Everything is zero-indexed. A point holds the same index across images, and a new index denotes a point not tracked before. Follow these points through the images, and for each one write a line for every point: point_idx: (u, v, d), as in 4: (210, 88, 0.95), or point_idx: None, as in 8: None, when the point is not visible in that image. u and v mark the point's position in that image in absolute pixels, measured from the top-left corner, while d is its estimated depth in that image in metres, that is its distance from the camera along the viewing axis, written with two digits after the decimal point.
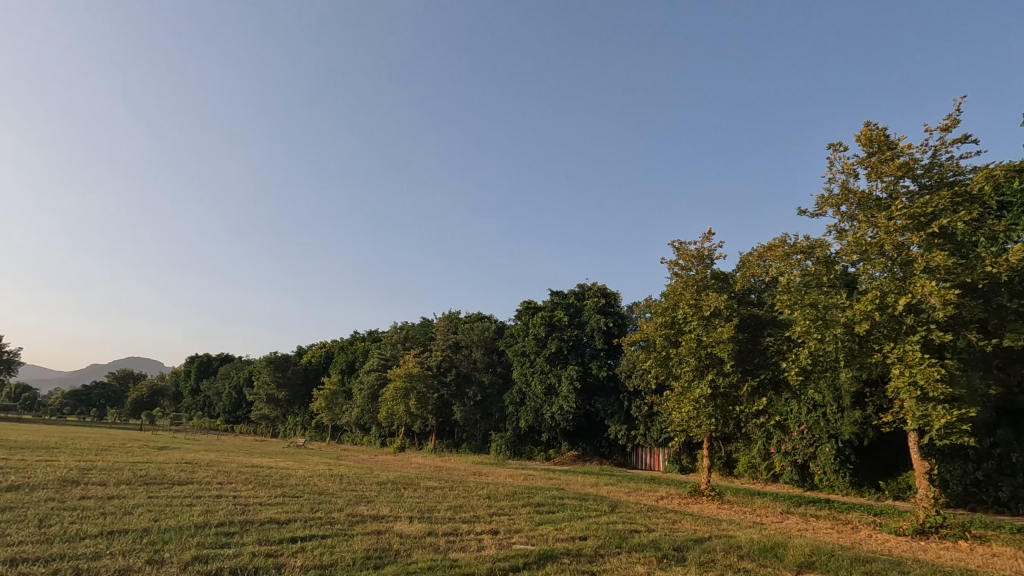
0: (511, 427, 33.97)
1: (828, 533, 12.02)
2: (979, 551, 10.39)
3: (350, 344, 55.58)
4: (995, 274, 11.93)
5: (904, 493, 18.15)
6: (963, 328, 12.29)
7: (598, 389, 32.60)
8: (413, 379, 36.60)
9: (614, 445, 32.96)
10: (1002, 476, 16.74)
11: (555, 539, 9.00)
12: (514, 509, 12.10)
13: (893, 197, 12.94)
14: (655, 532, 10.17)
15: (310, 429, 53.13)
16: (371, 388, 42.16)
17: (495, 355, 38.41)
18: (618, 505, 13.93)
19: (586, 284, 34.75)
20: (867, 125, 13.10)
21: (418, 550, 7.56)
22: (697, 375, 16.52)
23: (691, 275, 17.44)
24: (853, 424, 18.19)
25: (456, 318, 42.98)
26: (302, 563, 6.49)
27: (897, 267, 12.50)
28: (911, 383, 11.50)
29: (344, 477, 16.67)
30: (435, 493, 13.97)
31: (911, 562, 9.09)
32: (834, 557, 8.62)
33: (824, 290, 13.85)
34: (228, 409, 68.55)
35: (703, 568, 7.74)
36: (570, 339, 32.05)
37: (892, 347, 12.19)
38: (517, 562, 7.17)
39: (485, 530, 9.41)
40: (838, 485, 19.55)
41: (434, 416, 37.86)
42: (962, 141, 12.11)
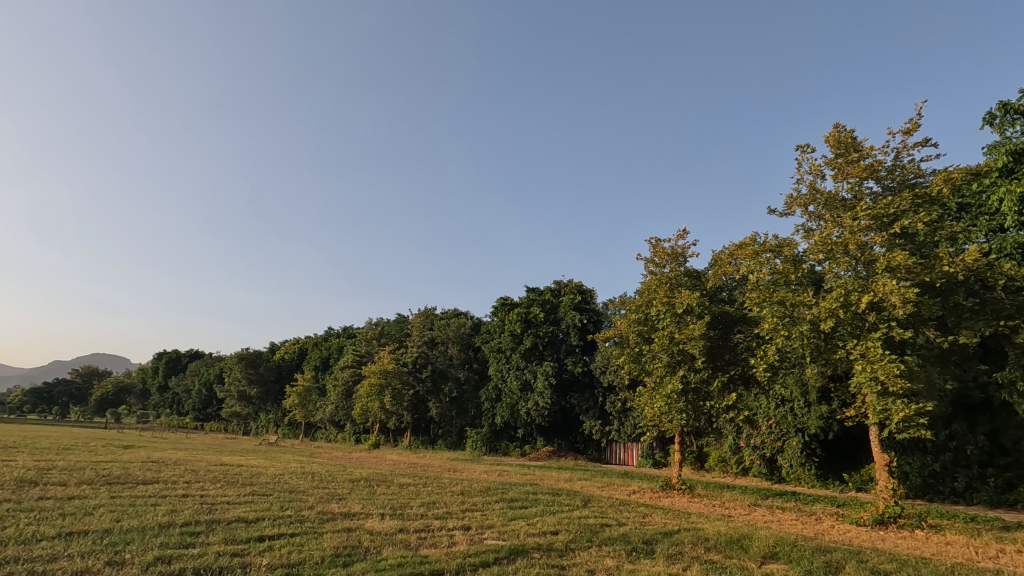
0: (487, 423, 34.02)
1: (793, 524, 12.36)
2: (934, 540, 10.83)
3: (324, 340, 54.97)
4: (952, 274, 12.39)
5: (866, 484, 18.77)
6: (922, 326, 12.69)
7: (573, 385, 32.55)
8: (388, 375, 36.25)
9: (589, 440, 33.32)
10: (957, 467, 17.45)
11: (527, 534, 9.06)
12: (487, 504, 12.15)
13: (858, 198, 13.32)
14: (625, 526, 10.32)
15: (283, 426, 52.37)
16: (346, 384, 41.78)
17: (471, 351, 38.42)
18: (590, 500, 14.11)
19: (562, 280, 34.84)
20: (835, 127, 13.46)
21: (388, 547, 7.53)
22: (669, 371, 16.80)
23: (665, 272, 17.67)
24: (819, 419, 18.72)
25: (432, 314, 42.77)
26: (269, 563, 6.41)
27: (861, 266, 12.82)
28: (873, 378, 11.86)
29: (316, 474, 16.51)
30: (408, 490, 13.92)
31: (868, 550, 9.41)
32: (796, 548, 8.86)
33: (791, 288, 14.17)
34: (199, 407, 67.10)
35: (671, 560, 7.89)
36: (545, 335, 32.19)
37: (856, 343, 12.54)
38: (487, 558, 7.20)
39: (457, 526, 9.42)
40: (804, 478, 20.09)
41: (409, 413, 37.68)
42: (923, 144, 12.52)
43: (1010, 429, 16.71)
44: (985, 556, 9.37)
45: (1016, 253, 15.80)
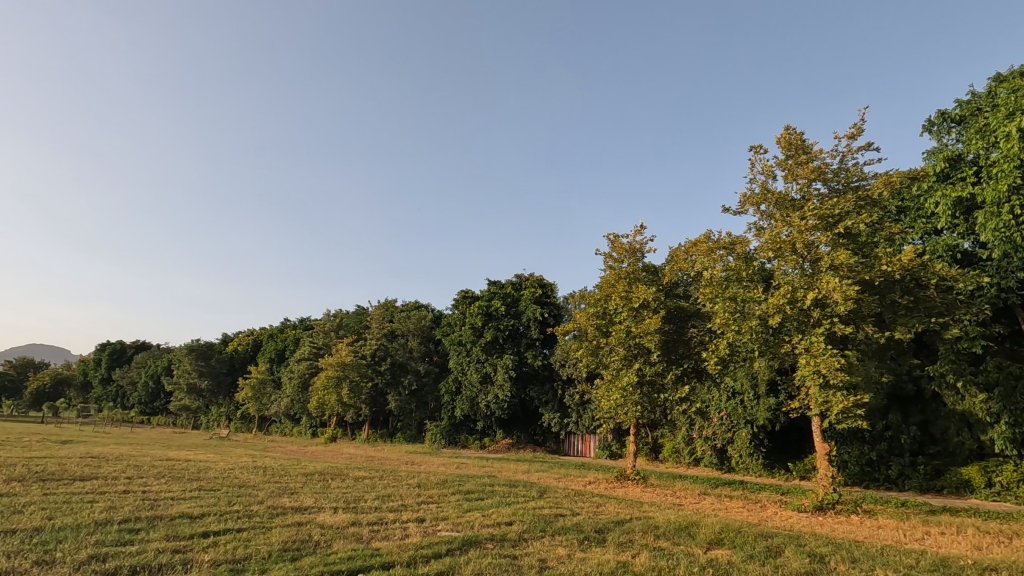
0: (446, 416, 33.99)
1: (740, 511, 12.87)
2: (867, 524, 11.47)
3: (280, 332, 53.56)
4: (890, 273, 13.07)
5: (808, 473, 19.71)
6: (862, 322, 13.32)
7: (532, 377, 32.94)
8: (345, 368, 35.47)
9: (547, 433, 33.65)
10: (891, 456, 18.45)
11: (481, 525, 9.12)
12: (443, 497, 12.16)
13: (806, 199, 13.86)
14: (579, 516, 10.50)
15: (236, 420, 50.91)
16: (302, 377, 40.85)
17: (431, 344, 38.29)
18: (546, 491, 14.30)
19: (524, 274, 34.92)
20: (787, 129, 13.94)
21: (339, 541, 7.44)
22: (625, 365, 17.16)
23: (623, 267, 17.95)
24: (767, 411, 19.49)
25: (392, 306, 42.23)
26: (213, 559, 6.24)
27: (807, 264, 13.33)
28: (815, 371, 12.39)
29: (268, 469, 16.08)
30: (364, 483, 13.77)
31: (807, 535, 9.87)
32: (740, 534, 9.22)
33: (742, 284, 14.63)
34: (145, 401, 64.40)
35: (622, 548, 8.08)
36: (506, 329, 32.28)
37: (801, 338, 13.09)
38: (439, 549, 7.21)
39: (411, 518, 9.40)
40: (752, 467, 20.90)
41: (367, 406, 37.23)
42: (866, 148, 13.11)
43: (940, 419, 18.05)
44: (911, 538, 10.01)
45: (947, 254, 16.82)
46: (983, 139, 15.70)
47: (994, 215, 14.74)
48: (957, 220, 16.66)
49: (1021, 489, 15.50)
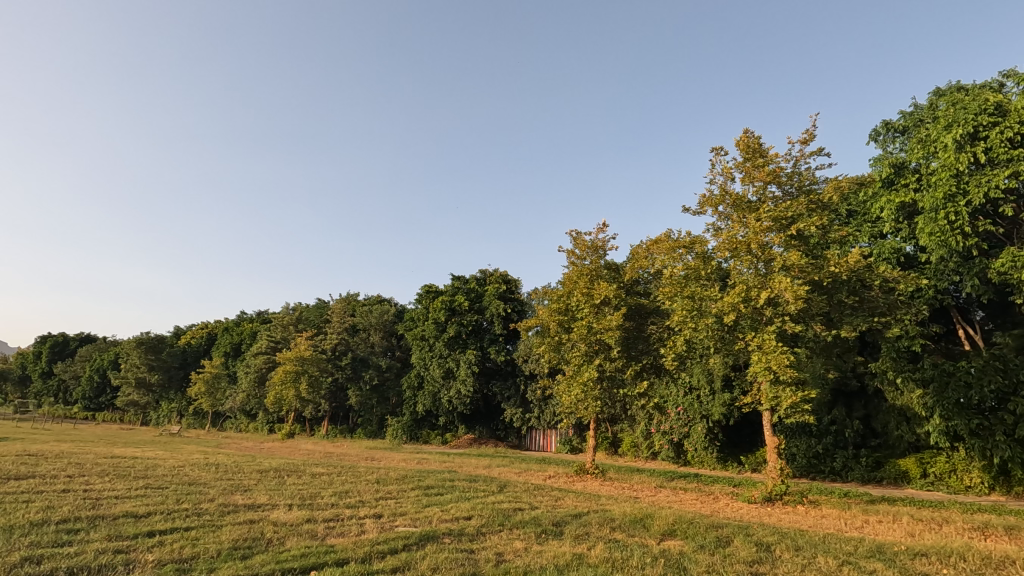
0: (408, 412, 33.70)
1: (693, 503, 13.25)
2: (811, 514, 12.02)
3: (236, 325, 52.03)
4: (837, 274, 13.65)
5: (759, 466, 20.45)
6: (811, 320, 13.89)
7: (495, 373, 33.09)
8: (305, 362, 34.33)
9: (509, 428, 33.87)
10: (836, 449, 19.33)
11: (439, 520, 9.09)
12: (402, 492, 12.07)
13: (761, 201, 14.29)
14: (538, 510, 10.61)
15: (188, 416, 49.19)
16: (259, 371, 39.78)
17: (394, 339, 38.04)
18: (506, 485, 14.39)
19: (488, 270, 34.91)
20: (745, 133, 14.35)
21: (293, 538, 7.30)
22: (586, 361, 17.39)
23: (586, 264, 18.17)
24: (722, 405, 20.12)
25: (354, 300, 41.58)
26: (158, 558, 6.03)
27: (761, 264, 13.78)
28: (767, 367, 12.83)
29: (220, 465, 15.63)
30: (321, 479, 13.54)
31: (756, 525, 10.24)
32: (692, 525, 9.50)
33: (700, 283, 15.01)
34: (90, 395, 61.41)
35: (578, 541, 8.20)
36: (469, 324, 32.24)
37: (754, 335, 13.55)
38: (396, 545, 7.15)
39: (368, 514, 9.30)
40: (707, 461, 21.53)
41: (327, 401, 36.55)
42: (818, 154, 13.61)
43: (881, 414, 19.05)
44: (852, 527, 10.51)
45: (890, 257, 17.68)
46: (923, 149, 16.53)
47: (931, 220, 15.59)
48: (900, 225, 17.49)
49: (952, 479, 16.51)
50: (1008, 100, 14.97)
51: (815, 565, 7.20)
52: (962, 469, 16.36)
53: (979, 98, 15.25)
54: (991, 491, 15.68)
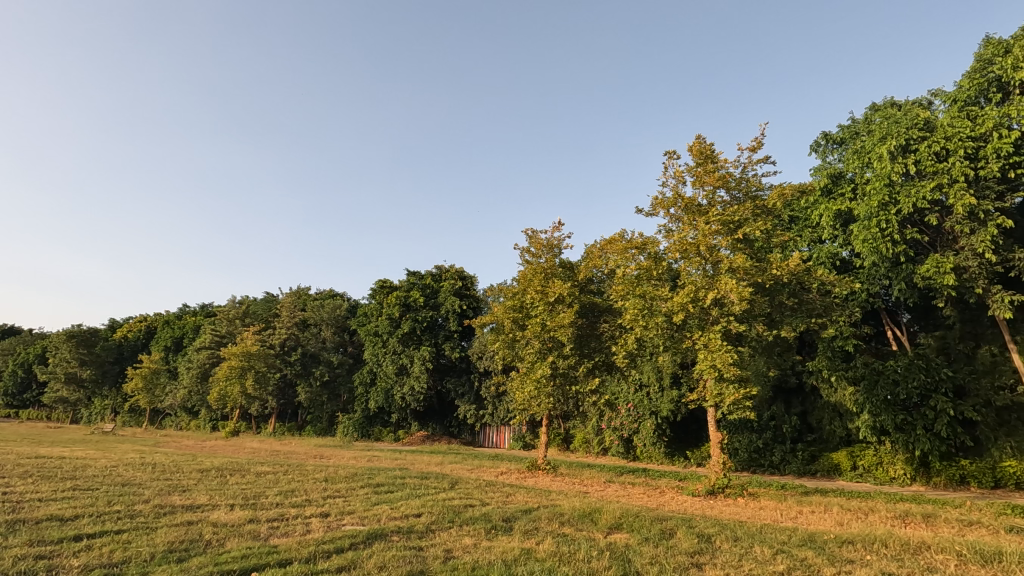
0: (359, 408, 33.13)
1: (640, 497, 13.62)
2: (750, 505, 12.56)
3: (178, 319, 49.72)
4: (779, 276, 14.27)
5: (704, 460, 21.17)
6: (754, 320, 14.50)
7: (450, 369, 33.06)
8: (251, 358, 33.02)
9: (463, 424, 33.78)
10: (775, 443, 20.22)
11: (388, 518, 8.98)
12: (351, 490, 11.86)
13: (711, 205, 14.76)
14: (488, 506, 10.64)
15: (123, 413, 46.73)
16: (202, 366, 38.13)
17: (346, 334, 37.31)
18: (458, 482, 14.37)
19: (444, 266, 34.67)
20: (698, 138, 14.79)
21: (234, 539, 7.07)
22: (540, 358, 17.54)
23: (541, 262, 18.31)
24: (670, 402, 20.77)
25: (305, 295, 40.50)
26: (84, 563, 5.73)
27: (709, 266, 14.25)
28: (712, 365, 13.30)
29: (157, 465, 14.88)
30: (265, 479, 13.09)
31: (699, 518, 10.60)
32: (638, 519, 9.75)
33: (651, 282, 15.35)
34: (13, 392, 57.38)
35: (527, 536, 8.31)
36: (424, 320, 31.90)
37: (701, 334, 14.01)
38: (341, 544, 7.02)
39: (315, 513, 9.11)
40: (655, 456, 22.13)
41: (275, 398, 35.47)
42: (764, 161, 14.16)
43: (816, 410, 20.13)
44: (788, 517, 11.04)
45: (828, 261, 18.64)
46: (859, 160, 17.51)
47: (865, 227, 16.51)
48: (837, 231, 18.47)
49: (878, 471, 17.59)
50: (935, 118, 16.04)
51: (751, 554, 7.54)
52: (887, 462, 17.45)
53: (909, 114, 16.30)
54: (912, 481, 16.80)
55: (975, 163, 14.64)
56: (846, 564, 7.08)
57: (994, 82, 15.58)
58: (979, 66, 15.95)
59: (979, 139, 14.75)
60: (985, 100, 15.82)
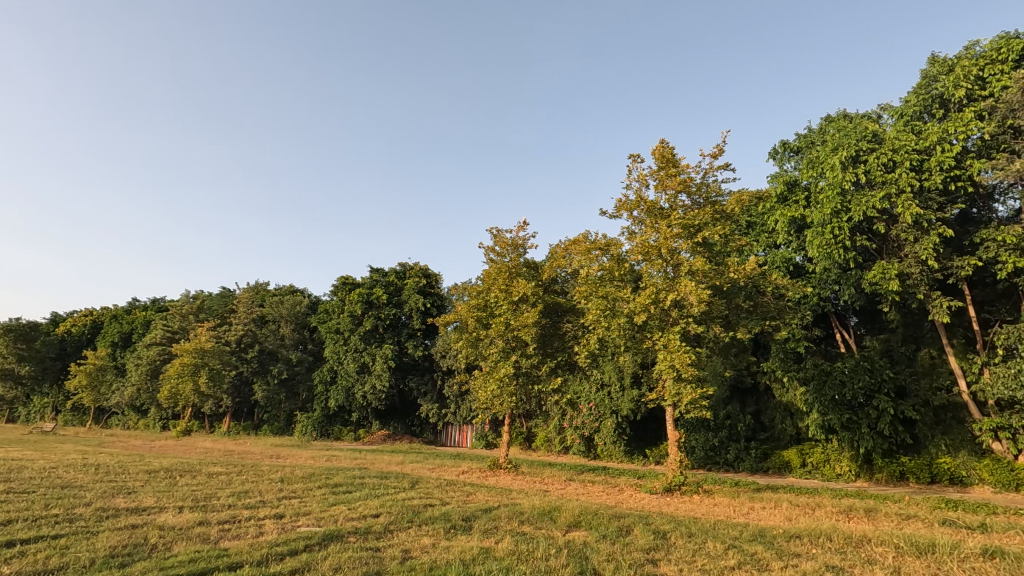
0: (318, 407, 32.48)
1: (599, 495, 13.80)
2: (705, 502, 12.90)
3: (127, 313, 47.62)
4: (737, 280, 14.68)
5: (662, 458, 21.64)
6: (712, 322, 14.89)
7: (412, 368, 32.78)
8: (205, 355, 31.85)
9: (425, 423, 33.55)
10: (730, 442, 20.82)
11: (345, 519, 8.82)
12: (308, 491, 11.59)
13: (673, 209, 15.06)
14: (448, 506, 10.59)
15: (65, 412, 44.47)
16: (152, 363, 36.59)
17: (306, 332, 36.56)
18: (418, 481, 14.25)
19: (408, 263, 34.27)
20: (661, 143, 15.08)
21: (181, 543, 6.81)
22: (503, 357, 17.58)
23: (505, 261, 18.32)
24: (630, 401, 21.16)
25: (263, 290, 39.44)
26: (14, 571, 5.40)
27: (670, 268, 14.56)
28: (671, 365, 13.59)
29: (100, 467, 14.18)
30: (217, 480, 12.65)
31: (656, 515, 10.80)
32: (597, 516, 9.88)
33: (614, 283, 15.56)
34: None
35: (486, 535, 8.31)
36: (387, 318, 31.48)
37: (661, 335, 14.31)
38: (296, 546, 6.87)
39: (269, 515, 8.86)
40: (615, 454, 22.47)
41: (230, 396, 34.43)
42: (724, 168, 14.54)
43: (769, 409, 20.83)
44: (741, 513, 11.38)
45: (783, 265, 19.29)
46: (813, 169, 18.17)
47: (819, 234, 17.14)
48: (792, 237, 19.12)
49: (826, 467, 18.33)
50: (883, 131, 16.80)
51: (704, 550, 7.73)
52: (834, 459, 18.20)
53: (860, 126, 17.03)
54: (857, 477, 17.58)
55: (920, 175, 15.40)
56: (792, 558, 7.34)
57: (937, 98, 16.45)
58: (924, 83, 16.80)
59: (923, 153, 15.53)
60: (929, 115, 16.67)
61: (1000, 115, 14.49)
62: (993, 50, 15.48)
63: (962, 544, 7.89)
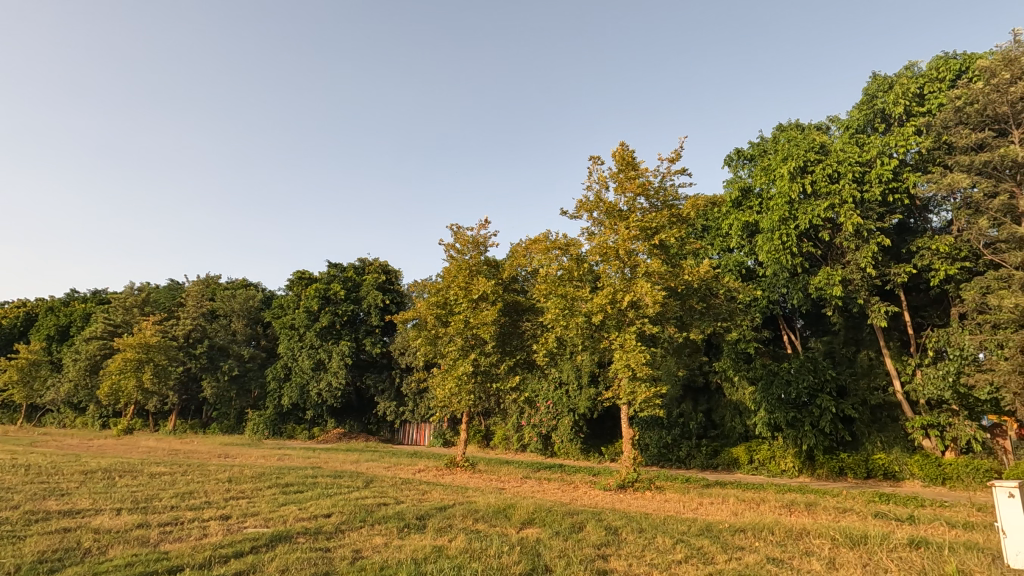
0: (271, 405, 31.64)
1: (554, 492, 13.97)
2: (657, 498, 13.24)
3: (65, 305, 45.07)
4: (691, 282, 15.08)
5: (617, 456, 22.09)
6: (666, 322, 15.28)
7: (370, 365, 32.33)
8: (150, 350, 30.01)
9: (382, 421, 33.11)
10: (682, 439, 21.43)
11: (294, 519, 8.63)
12: (256, 491, 11.25)
13: (631, 211, 15.35)
14: (403, 504, 10.51)
15: None
16: (91, 359, 34.72)
17: (259, 327, 35.53)
18: (373, 480, 14.07)
19: (367, 259, 33.73)
20: (622, 146, 15.35)
21: (117, 546, 6.51)
22: (461, 355, 17.54)
23: (466, 259, 18.27)
24: (587, 399, 21.51)
25: (215, 283, 38.04)
26: None
27: (627, 270, 14.85)
28: (626, 364, 13.88)
29: (30, 467, 13.37)
30: (160, 480, 12.15)
31: (609, 511, 11.00)
32: (550, 513, 10.00)
33: (573, 283, 15.74)
34: None
35: (440, 533, 8.29)
36: (344, 314, 30.89)
37: (617, 335, 14.57)
38: (242, 547, 6.67)
39: (214, 516, 8.56)
40: (572, 452, 22.75)
41: (176, 393, 33.11)
42: (681, 172, 14.90)
43: (719, 407, 21.56)
44: (690, 509, 11.73)
45: (735, 269, 19.95)
46: (765, 176, 18.88)
47: (769, 239, 17.80)
48: (744, 242, 19.79)
49: (771, 464, 19.07)
50: (829, 142, 17.62)
51: (652, 545, 7.95)
52: (779, 455, 18.98)
53: (808, 137, 17.79)
54: (800, 473, 18.38)
55: (862, 186, 16.21)
56: (736, 551, 7.62)
57: (879, 113, 17.35)
58: (868, 99, 17.68)
59: (865, 165, 16.36)
60: (872, 129, 17.56)
61: (936, 131, 15.41)
62: (931, 70, 16.45)
63: (891, 535, 8.38)
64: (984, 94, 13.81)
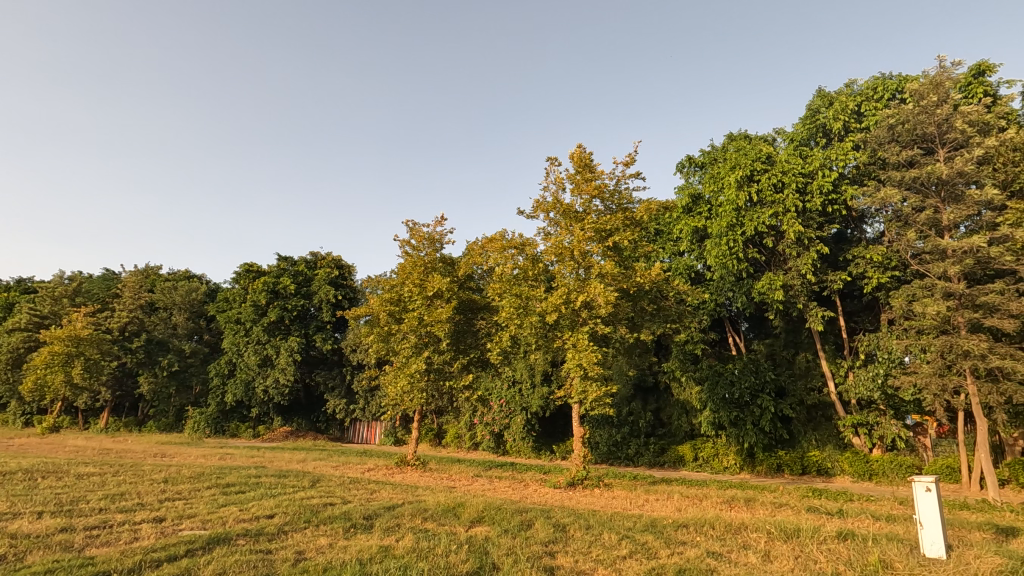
0: (214, 402, 30.41)
1: (504, 490, 14.03)
2: (605, 495, 13.52)
3: None
4: (643, 284, 15.43)
5: (568, 454, 22.39)
6: (618, 323, 15.56)
7: (320, 362, 31.55)
8: (81, 343, 28.14)
9: (331, 419, 32.36)
10: (631, 438, 21.93)
11: (235, 520, 8.33)
12: (194, 492, 10.76)
13: (587, 212, 15.55)
14: (350, 504, 10.31)
15: None
16: (14, 352, 32.35)
17: (201, 321, 34.05)
18: (320, 479, 13.74)
19: (319, 252, 32.86)
20: (579, 148, 15.53)
21: (37, 552, 6.10)
22: (414, 353, 17.35)
23: (421, 256, 18.06)
24: (540, 398, 21.71)
25: (154, 275, 36.15)
26: None
27: (581, 270, 15.05)
28: (579, 364, 14.04)
29: None
30: (88, 482, 11.44)
31: (559, 508, 11.13)
32: (500, 511, 10.04)
33: (529, 282, 15.83)
34: None
35: (387, 533, 8.19)
36: (294, 309, 29.96)
37: (570, 334, 14.74)
38: (176, 550, 6.39)
39: (147, 518, 8.14)
40: (524, 450, 22.89)
41: (109, 390, 31.30)
42: (635, 177, 15.21)
43: (667, 406, 22.18)
44: (637, 505, 12.03)
45: (684, 272, 20.56)
46: (714, 184, 19.57)
47: (716, 244, 18.44)
48: (694, 246, 20.41)
49: (714, 461, 19.79)
50: (775, 153, 18.41)
51: (598, 541, 8.10)
52: (722, 453, 19.71)
53: (756, 148, 18.53)
54: (741, 470, 19.16)
55: (804, 197, 17.05)
56: (678, 546, 7.85)
57: (821, 128, 18.27)
58: (811, 113, 18.56)
59: (807, 176, 17.17)
60: (815, 143, 18.45)
61: (871, 147, 16.35)
62: (868, 89, 17.44)
63: (822, 528, 8.86)
64: (914, 114, 14.74)
